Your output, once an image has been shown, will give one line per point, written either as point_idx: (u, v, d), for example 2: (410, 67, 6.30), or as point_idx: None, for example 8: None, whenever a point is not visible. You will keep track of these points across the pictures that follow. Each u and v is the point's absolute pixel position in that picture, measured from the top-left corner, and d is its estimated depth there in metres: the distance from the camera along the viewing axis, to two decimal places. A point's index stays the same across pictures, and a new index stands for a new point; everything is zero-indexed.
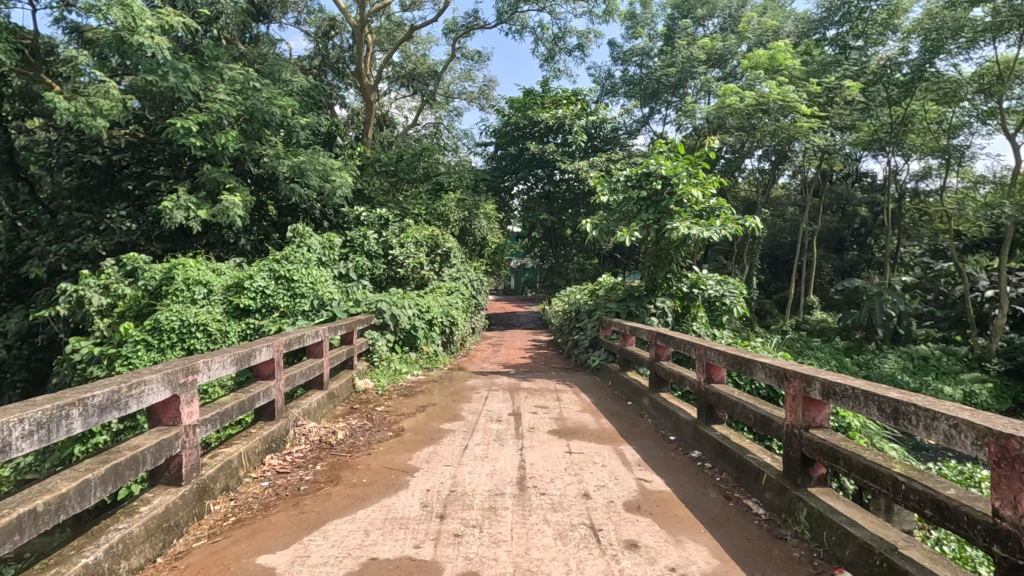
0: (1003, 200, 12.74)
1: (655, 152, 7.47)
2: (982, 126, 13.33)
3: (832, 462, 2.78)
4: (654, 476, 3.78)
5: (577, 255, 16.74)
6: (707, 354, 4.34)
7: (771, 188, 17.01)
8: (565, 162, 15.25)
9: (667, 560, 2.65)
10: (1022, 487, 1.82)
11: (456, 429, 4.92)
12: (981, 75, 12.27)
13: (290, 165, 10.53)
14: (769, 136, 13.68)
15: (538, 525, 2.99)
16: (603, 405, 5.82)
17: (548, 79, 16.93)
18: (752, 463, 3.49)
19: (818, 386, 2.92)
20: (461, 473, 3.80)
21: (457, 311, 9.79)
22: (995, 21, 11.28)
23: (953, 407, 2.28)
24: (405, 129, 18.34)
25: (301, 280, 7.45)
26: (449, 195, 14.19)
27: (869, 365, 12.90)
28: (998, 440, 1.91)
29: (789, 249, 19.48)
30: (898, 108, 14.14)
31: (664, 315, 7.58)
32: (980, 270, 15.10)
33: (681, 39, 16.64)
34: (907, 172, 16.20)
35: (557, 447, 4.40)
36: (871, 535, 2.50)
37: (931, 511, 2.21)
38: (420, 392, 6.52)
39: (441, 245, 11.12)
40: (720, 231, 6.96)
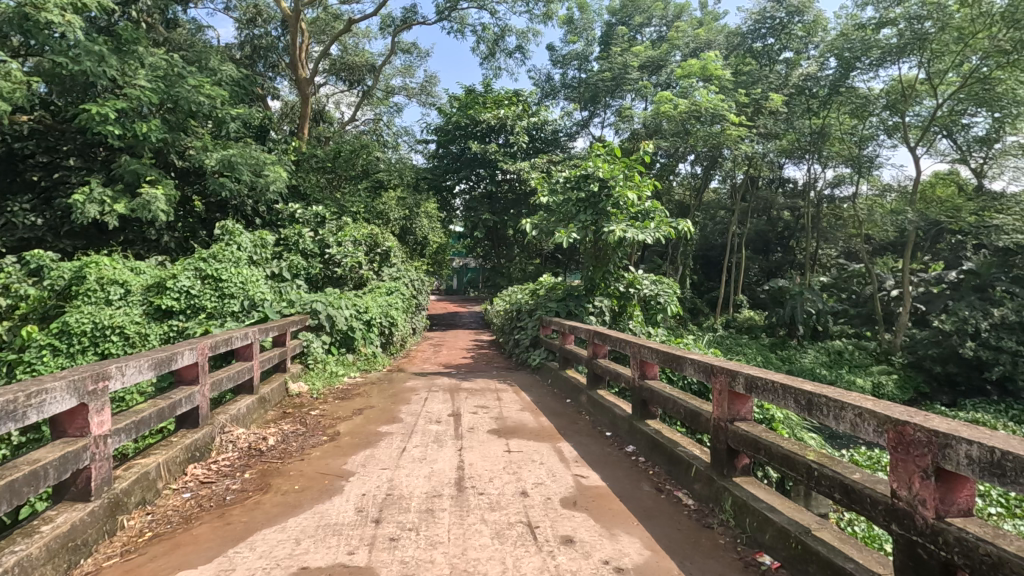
0: (906, 207, 13.94)
1: (592, 155, 7.64)
2: (887, 139, 14.57)
3: (754, 453, 2.95)
4: (591, 472, 3.87)
5: (519, 255, 16.83)
6: (640, 351, 4.48)
7: (702, 192, 17.80)
8: (507, 163, 15.31)
9: (601, 553, 2.71)
10: (915, 469, 1.99)
11: (394, 431, 4.85)
12: (887, 92, 13.49)
13: (219, 159, 10.02)
14: (701, 142, 14.27)
15: (476, 525, 2.99)
16: (543, 403, 5.87)
17: (489, 78, 16.96)
18: (682, 455, 3.63)
19: (742, 380, 3.07)
20: (398, 476, 3.73)
21: (396, 311, 9.60)
22: (899, 43, 12.36)
23: (860, 398, 2.46)
24: (342, 125, 17.83)
25: (230, 280, 7.03)
26: (389, 194, 13.94)
27: (791, 360, 13.76)
28: (895, 426, 2.07)
29: (719, 250, 20.42)
30: (817, 119, 15.10)
31: (601, 314, 7.78)
32: (887, 271, 16.42)
33: (618, 45, 17.10)
34: (824, 179, 17.39)
35: (496, 446, 4.41)
36: (788, 520, 2.66)
37: (840, 494, 2.38)
38: (358, 394, 6.36)
39: (380, 245, 10.88)
40: (654, 233, 7.20)
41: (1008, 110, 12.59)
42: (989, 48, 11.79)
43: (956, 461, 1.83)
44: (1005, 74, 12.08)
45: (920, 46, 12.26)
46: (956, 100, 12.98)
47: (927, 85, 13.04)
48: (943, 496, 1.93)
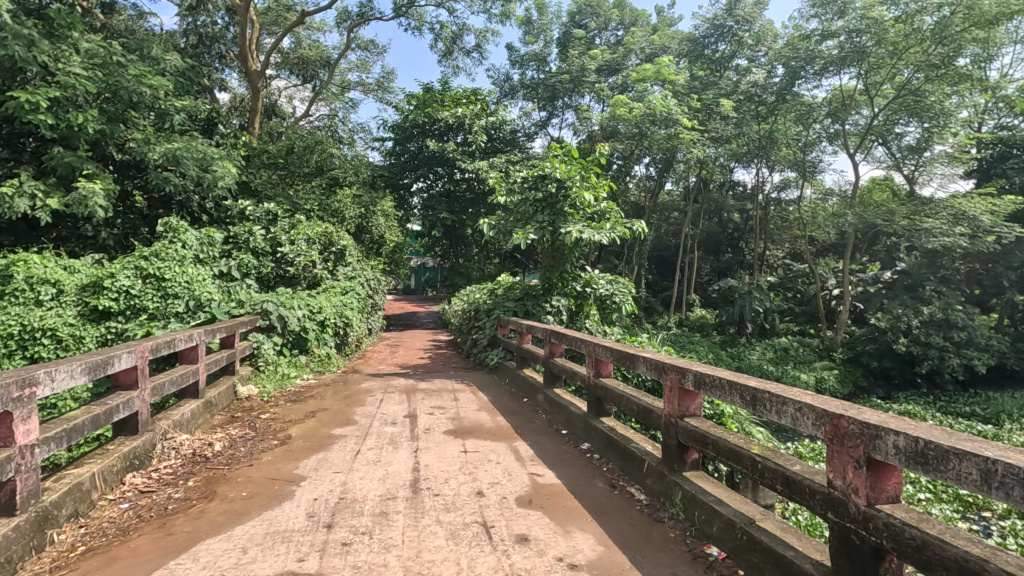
0: (846, 211, 14.70)
1: (550, 155, 7.70)
2: (829, 145, 15.33)
3: (703, 447, 3.05)
4: (546, 470, 3.90)
5: (478, 255, 16.75)
6: (595, 350, 4.54)
7: (657, 194, 18.20)
8: (465, 162, 15.23)
9: (555, 551, 2.74)
10: (850, 459, 2.09)
11: (348, 434, 4.76)
12: (829, 100, 14.20)
13: (163, 152, 9.57)
14: (657, 145, 14.60)
15: (431, 526, 2.96)
16: (500, 403, 5.88)
17: (447, 77, 16.84)
18: (635, 452, 3.71)
19: (691, 377, 3.16)
20: (351, 479, 3.66)
21: (351, 311, 9.40)
22: (840, 54, 13.07)
23: (800, 392, 2.57)
24: (295, 119, 17.33)
25: (174, 279, 6.67)
26: (343, 191, 13.64)
27: (740, 356, 14.25)
28: (832, 420, 2.17)
29: (673, 251, 20.96)
30: (765, 125, 15.68)
31: (559, 314, 7.85)
32: (829, 271, 17.25)
33: (576, 48, 17.27)
34: (771, 183, 18.10)
35: (453, 447, 4.39)
36: (734, 512, 2.76)
37: (782, 486, 2.48)
38: (310, 397, 6.20)
39: (336, 244, 10.66)
40: (610, 234, 7.32)
41: (936, 121, 13.48)
42: (921, 62, 12.57)
43: (885, 451, 1.94)
44: (934, 86, 12.94)
45: (859, 59, 12.96)
46: (890, 111, 13.78)
47: (865, 96, 13.80)
48: (873, 484, 2.04)
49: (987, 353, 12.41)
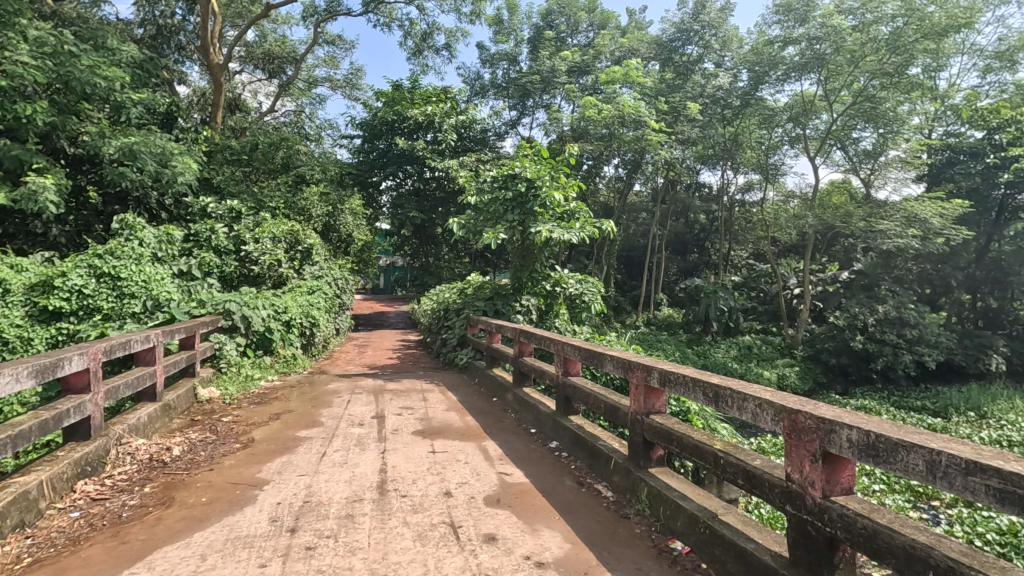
0: (807, 213, 15.17)
1: (520, 155, 7.72)
2: (790, 148, 15.85)
3: (668, 444, 3.10)
4: (515, 469, 3.91)
5: (448, 254, 16.65)
6: (564, 349, 4.57)
7: (626, 194, 18.42)
8: (435, 161, 15.09)
9: (523, 549, 2.75)
10: (806, 453, 2.16)
11: (314, 436, 4.67)
12: (791, 105, 14.65)
13: (119, 147, 9.21)
14: (625, 146, 14.76)
15: (397, 528, 2.93)
16: (469, 403, 5.86)
17: (416, 75, 16.71)
18: (602, 449, 3.75)
19: (656, 375, 3.21)
20: (316, 482, 3.59)
21: (318, 311, 9.21)
22: (802, 60, 13.51)
23: (760, 389, 2.63)
24: (259, 115, 16.91)
25: (130, 279, 6.43)
26: (310, 189, 13.38)
27: (706, 354, 14.56)
28: (790, 415, 2.23)
29: (641, 251, 21.25)
30: (731, 128, 16.04)
31: (528, 313, 7.86)
32: (790, 271, 17.78)
33: (546, 49, 17.33)
34: (736, 185, 18.56)
35: (421, 447, 4.35)
36: (698, 506, 2.81)
37: (743, 481, 2.54)
38: (275, 399, 6.06)
39: (302, 242, 10.47)
40: (579, 233, 7.38)
41: (890, 127, 14.06)
42: (876, 70, 13.09)
43: (839, 445, 2.00)
44: (888, 93, 13.48)
45: (819, 65, 13.39)
46: (847, 116, 14.29)
47: (824, 101, 14.28)
48: (829, 477, 2.11)
49: (937, 350, 13.01)
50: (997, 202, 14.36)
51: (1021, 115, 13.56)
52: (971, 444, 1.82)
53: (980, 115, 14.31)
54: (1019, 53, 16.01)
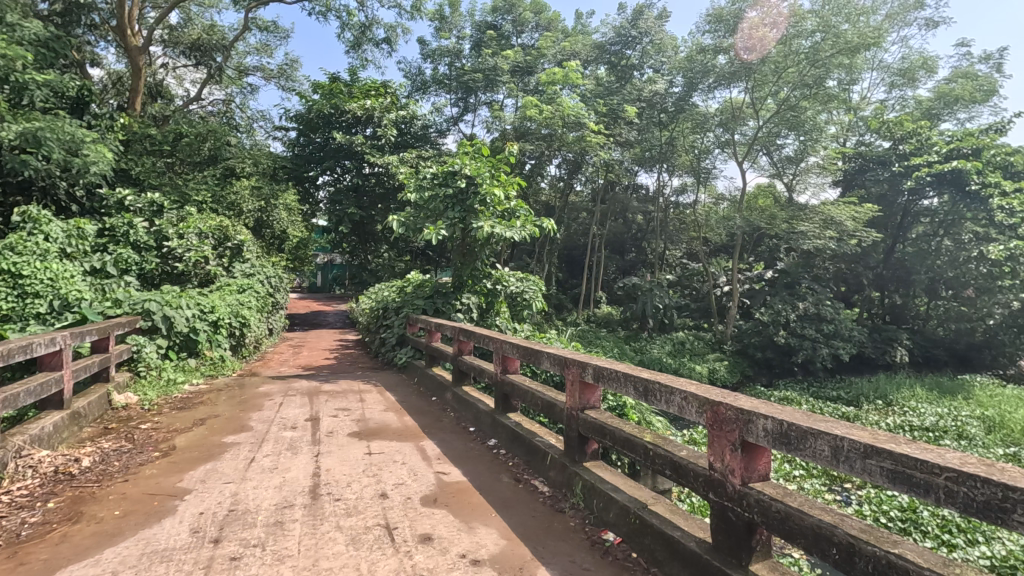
0: (736, 214, 15.96)
1: (460, 152, 7.66)
2: (721, 152, 16.73)
3: (601, 438, 3.19)
4: (453, 468, 3.89)
5: (388, 252, 16.30)
6: (503, 347, 4.60)
7: (567, 194, 18.71)
8: (374, 156, 14.70)
9: (459, 548, 2.74)
10: (728, 444, 2.26)
11: (242, 441, 4.46)
12: (721, 111, 15.41)
13: (20, 132, 8.38)
14: (565, 146, 14.96)
15: (330, 533, 2.85)
16: (408, 403, 5.79)
17: (355, 67, 16.29)
18: (539, 445, 3.80)
19: (591, 371, 3.29)
20: (243, 490, 3.43)
21: (249, 311, 8.78)
22: (731, 69, 14.22)
23: (687, 383, 2.75)
24: (184, 103, 15.95)
25: (34, 278, 5.97)
26: (240, 182, 12.78)
27: (642, 350, 15.03)
28: (712, 408, 2.33)
29: (582, 249, 21.64)
30: (667, 132, 16.56)
31: (469, 311, 7.82)
32: (720, 271, 18.67)
33: (489, 47, 17.30)
34: (671, 187, 19.24)
35: (356, 449, 4.25)
36: (629, 498, 2.91)
37: (670, 471, 2.64)
38: (200, 403, 5.75)
39: (231, 238, 10.02)
40: (520, 231, 7.45)
41: (810, 135, 15.04)
42: (797, 81, 14.01)
43: (756, 434, 2.12)
44: (809, 104, 14.46)
45: (747, 74, 14.19)
46: (772, 124, 15.20)
47: (751, 109, 15.15)
48: (747, 465, 2.23)
49: (850, 343, 14.05)
50: (902, 207, 15.65)
51: (921, 128, 14.87)
52: (870, 429, 1.97)
53: (887, 127, 15.56)
54: (919, 71, 17.50)
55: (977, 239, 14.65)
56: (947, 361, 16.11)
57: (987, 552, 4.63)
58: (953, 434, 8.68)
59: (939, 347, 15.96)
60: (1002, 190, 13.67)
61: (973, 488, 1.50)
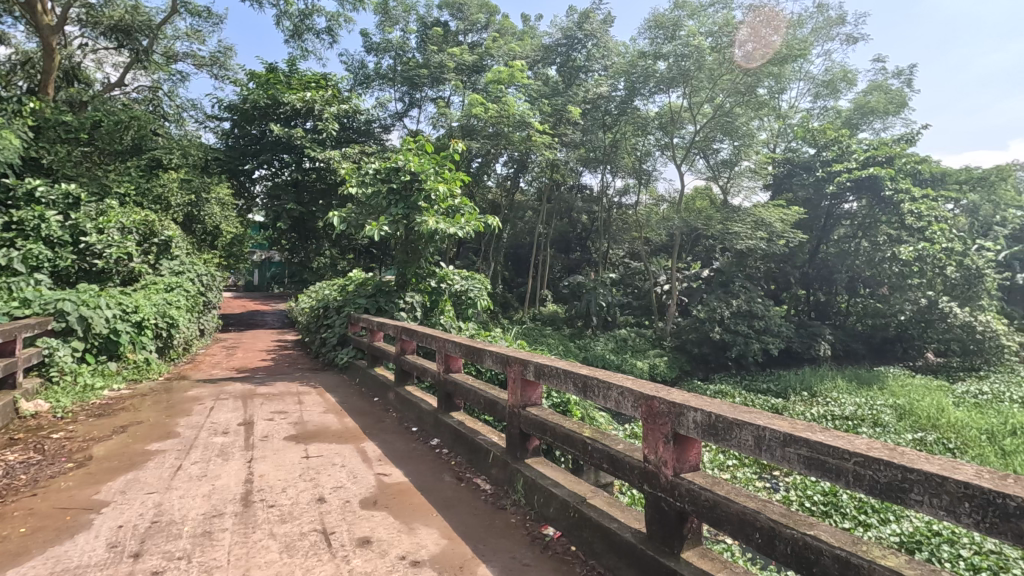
0: (675, 215, 16.53)
1: (403, 148, 7.53)
2: (662, 155, 17.36)
3: (542, 434, 3.23)
4: (394, 469, 3.83)
5: (330, 249, 15.83)
6: (445, 345, 4.57)
7: (513, 193, 18.81)
8: (315, 151, 14.21)
9: (398, 549, 2.70)
10: (661, 437, 2.34)
11: (168, 448, 4.22)
12: (661, 116, 16.02)
13: None
14: (511, 145, 15.00)
15: (263, 541, 2.74)
16: (348, 404, 5.65)
17: (295, 58, 15.72)
18: (482, 443, 3.80)
19: (532, 368, 3.32)
20: (168, 500, 3.24)
21: (177, 311, 8.28)
22: (670, 74, 14.69)
23: (624, 378, 2.82)
24: (105, 88, 14.87)
25: None
26: (168, 174, 12.05)
27: (586, 347, 15.31)
28: (646, 402, 2.40)
29: (527, 248, 21.79)
30: (611, 134, 16.92)
31: (412, 310, 7.73)
32: (660, 269, 19.30)
33: (435, 44, 17.09)
34: (614, 188, 19.68)
35: (292, 454, 4.10)
36: (569, 492, 2.96)
37: (608, 465, 2.71)
38: (122, 409, 5.39)
39: (158, 234, 9.44)
40: (465, 229, 7.40)
41: (743, 140, 15.78)
42: (730, 89, 14.76)
43: (687, 426, 2.21)
44: (742, 111, 15.22)
45: (684, 80, 14.70)
46: (708, 129, 15.90)
47: (689, 113, 15.78)
48: (679, 456, 2.31)
49: (779, 338, 14.87)
50: (825, 210, 16.68)
51: (842, 136, 15.94)
52: (789, 419, 2.09)
53: (812, 135, 16.56)
54: (840, 83, 18.71)
55: (891, 241, 15.76)
56: (864, 354, 17.34)
57: (897, 529, 5.03)
58: (869, 422, 9.35)
59: (857, 341, 17.15)
60: (912, 196, 14.86)
61: (877, 470, 1.62)
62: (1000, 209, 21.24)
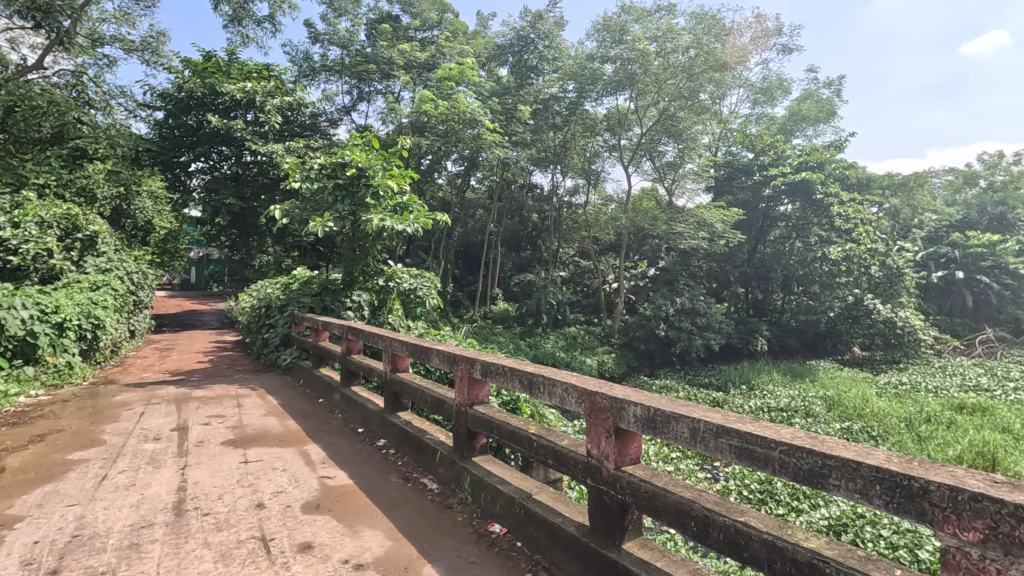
0: (622, 215, 16.90)
1: (350, 143, 7.36)
2: (609, 155, 17.67)
3: (488, 432, 3.24)
4: (338, 472, 3.75)
5: (273, 247, 15.25)
6: (392, 344, 4.51)
7: (464, 191, 18.71)
8: (256, 144, 13.65)
9: (341, 553, 2.64)
10: (603, 432, 2.39)
11: (93, 457, 3.97)
12: (609, 117, 16.33)
13: None
14: (460, 143, 14.91)
15: (196, 551, 2.62)
16: (291, 406, 5.47)
17: (235, 46, 15.05)
18: (429, 443, 3.77)
19: (478, 367, 3.32)
20: (91, 512, 3.05)
21: (104, 311, 7.78)
22: (617, 78, 15.03)
23: (568, 375, 2.86)
24: (21, 71, 13.77)
25: None
26: (93, 164, 11.28)
27: (536, 345, 15.45)
28: (589, 397, 2.45)
29: (478, 246, 21.73)
30: (561, 134, 17.07)
31: (360, 309, 7.58)
32: (609, 268, 19.69)
33: (384, 39, 16.77)
34: (564, 188, 19.89)
35: (230, 459, 3.94)
36: (515, 489, 2.98)
37: (552, 460, 2.74)
38: (39, 417, 5.02)
39: (82, 229, 8.87)
40: (413, 225, 7.28)
41: (686, 142, 16.31)
42: (674, 93, 15.26)
43: (628, 420, 2.27)
44: (685, 115, 15.75)
45: (630, 84, 15.10)
46: (653, 132, 16.37)
47: (635, 115, 16.19)
48: (620, 450, 2.37)
49: (719, 334, 15.51)
50: (762, 212, 17.48)
51: (777, 142, 16.74)
52: (723, 411, 2.18)
53: (750, 140, 17.34)
54: (776, 91, 19.61)
55: (822, 242, 16.71)
56: (798, 349, 18.30)
57: (826, 513, 5.36)
58: (801, 413, 9.89)
59: (791, 336, 18.08)
60: (840, 200, 15.82)
61: (800, 458, 1.71)
62: (919, 213, 22.83)
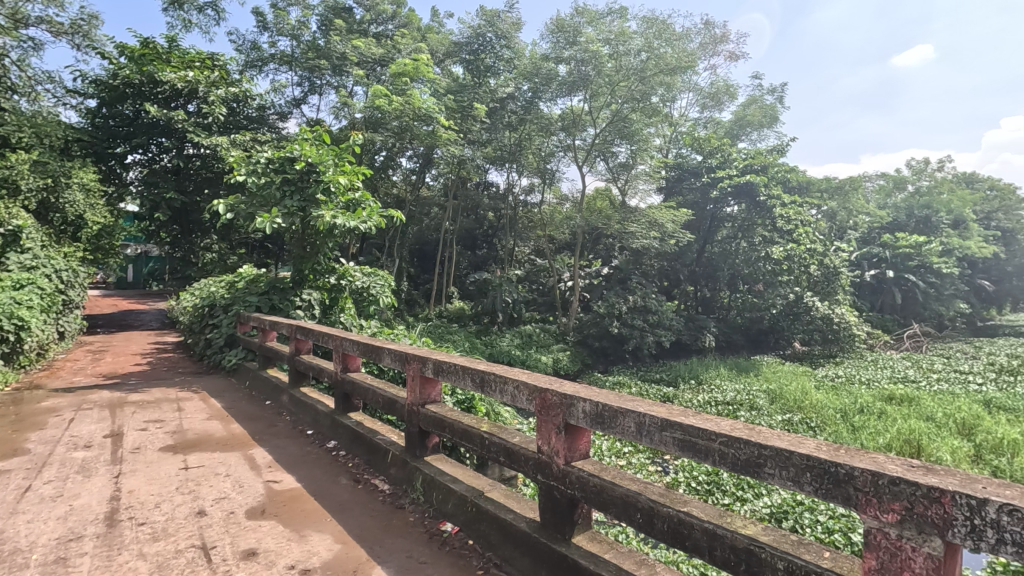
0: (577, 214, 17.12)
1: (300, 138, 7.16)
2: (564, 155, 17.82)
3: (440, 431, 3.22)
4: (285, 475, 3.64)
5: (218, 244, 14.62)
6: (342, 344, 4.41)
7: (419, 188, 18.49)
8: (199, 136, 13.05)
9: (287, 559, 2.57)
10: (554, 428, 2.42)
11: (14, 468, 3.70)
12: (563, 117, 16.50)
13: None
14: (413, 139, 14.69)
15: (129, 563, 2.50)
16: (236, 409, 5.28)
17: (175, 32, 14.32)
18: (380, 444, 3.72)
19: (430, 366, 3.30)
20: (12, 526, 2.84)
21: (29, 311, 7.25)
22: (571, 79, 15.24)
23: (519, 372, 2.87)
24: None
25: None
26: (16, 155, 10.56)
27: (492, 344, 15.45)
28: (540, 394, 2.47)
29: (433, 244, 21.54)
30: (516, 133, 17.06)
31: (310, 308, 7.38)
32: (564, 266, 19.92)
33: (336, 32, 16.37)
34: (519, 187, 19.89)
35: (169, 465, 3.77)
36: (467, 488, 2.98)
37: (504, 457, 2.76)
38: None
39: (5, 223, 8.53)
40: (366, 222, 7.09)
41: (637, 143, 16.67)
42: (627, 95, 15.57)
43: (577, 416, 2.31)
44: (637, 118, 16.12)
45: (584, 85, 15.34)
46: (606, 133, 16.65)
47: (589, 116, 16.45)
48: (569, 445, 2.41)
49: (669, 331, 15.99)
50: (710, 214, 18.06)
51: (723, 145, 17.37)
52: (666, 405, 2.25)
53: (699, 143, 17.92)
54: (723, 96, 20.32)
55: (765, 242, 17.42)
56: (743, 345, 19.05)
57: (768, 502, 5.63)
58: (746, 406, 10.31)
59: (737, 332, 18.80)
60: (782, 202, 16.58)
61: (738, 448, 1.78)
62: (853, 215, 24.16)
